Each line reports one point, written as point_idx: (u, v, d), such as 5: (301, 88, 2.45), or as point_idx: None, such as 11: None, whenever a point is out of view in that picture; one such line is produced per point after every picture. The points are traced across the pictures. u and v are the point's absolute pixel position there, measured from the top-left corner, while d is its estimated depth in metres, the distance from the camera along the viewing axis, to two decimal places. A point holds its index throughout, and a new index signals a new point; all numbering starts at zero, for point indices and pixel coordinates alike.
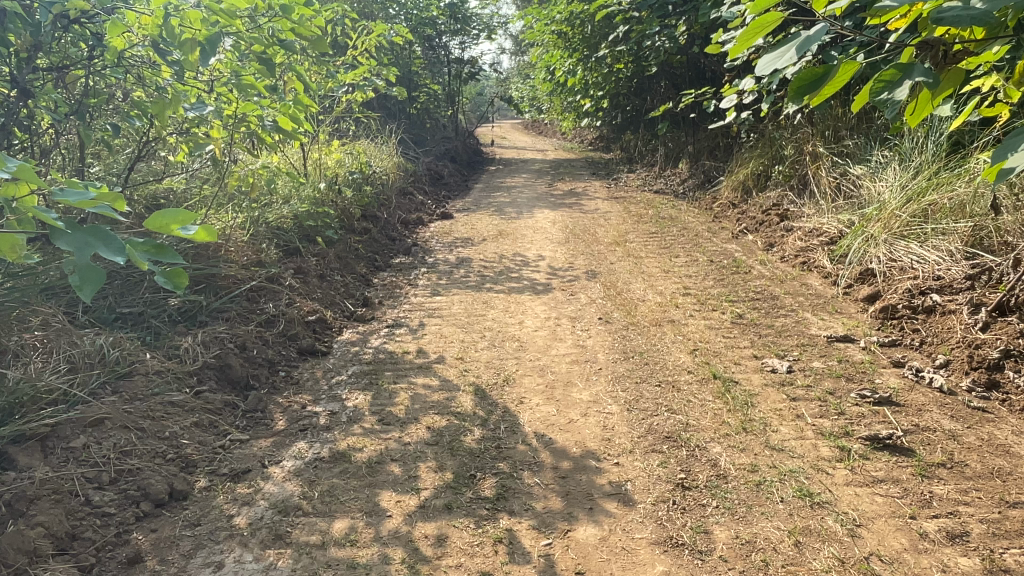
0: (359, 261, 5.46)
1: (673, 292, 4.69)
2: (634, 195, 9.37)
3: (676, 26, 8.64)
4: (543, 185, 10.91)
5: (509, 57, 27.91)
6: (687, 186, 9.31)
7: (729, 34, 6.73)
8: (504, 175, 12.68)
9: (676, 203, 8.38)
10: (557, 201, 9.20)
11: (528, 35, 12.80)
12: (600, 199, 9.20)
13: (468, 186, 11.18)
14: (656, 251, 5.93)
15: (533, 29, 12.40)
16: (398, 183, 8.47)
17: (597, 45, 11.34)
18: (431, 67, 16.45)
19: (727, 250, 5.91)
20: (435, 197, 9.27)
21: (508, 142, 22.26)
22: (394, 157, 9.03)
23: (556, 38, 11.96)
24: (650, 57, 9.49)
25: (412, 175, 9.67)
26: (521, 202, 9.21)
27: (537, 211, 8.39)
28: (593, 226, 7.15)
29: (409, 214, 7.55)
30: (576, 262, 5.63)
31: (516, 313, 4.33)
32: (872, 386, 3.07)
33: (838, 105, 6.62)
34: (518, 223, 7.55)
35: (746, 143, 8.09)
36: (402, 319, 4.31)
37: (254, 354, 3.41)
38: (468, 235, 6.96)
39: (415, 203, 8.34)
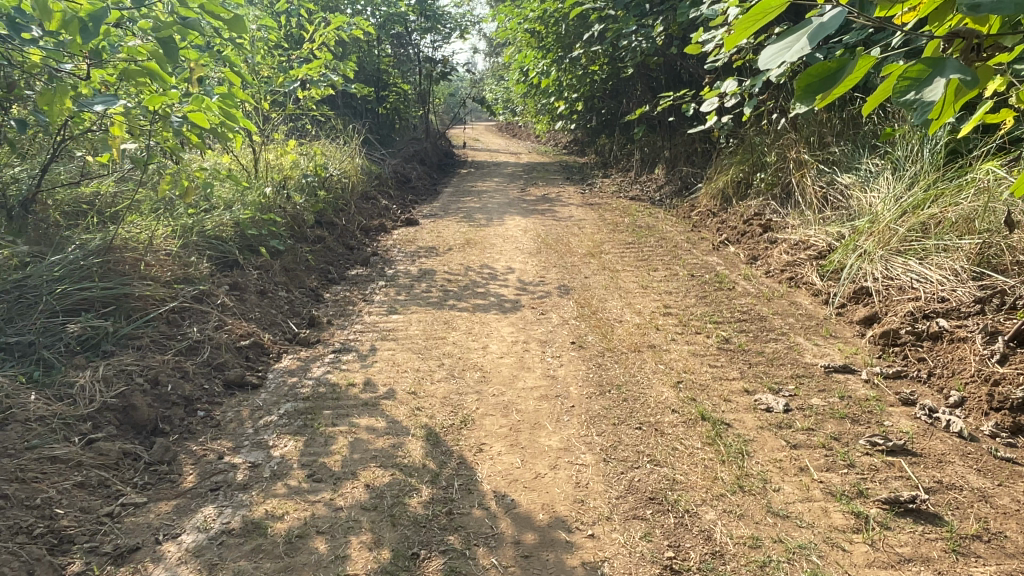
0: (310, 273, 4.96)
1: (652, 311, 4.27)
2: (610, 202, 8.99)
3: (653, 26, 8.28)
4: (515, 190, 10.49)
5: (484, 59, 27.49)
6: (665, 193, 8.96)
7: (709, 34, 6.37)
8: (476, 179, 12.24)
9: (653, 211, 8.02)
10: (528, 207, 8.78)
11: (500, 34, 12.38)
12: (574, 205, 8.80)
13: (437, 190, 10.70)
14: (633, 263, 5.52)
15: (505, 29, 11.99)
16: (361, 187, 7.96)
17: (572, 45, 10.96)
18: (402, 66, 15.94)
19: (708, 263, 5.53)
20: (401, 202, 8.78)
21: (481, 144, 21.81)
22: (356, 158, 8.51)
23: (529, 38, 11.56)
24: (627, 59, 9.12)
25: (377, 179, 9.17)
26: (491, 208, 8.77)
27: (508, 218, 7.96)
28: (567, 234, 6.73)
29: (370, 221, 7.06)
30: (548, 276, 5.20)
31: (480, 336, 3.88)
32: (883, 431, 2.68)
33: (823, 110, 6.30)
34: (487, 230, 7.10)
35: (726, 149, 7.75)
36: (351, 342, 3.83)
37: (168, 390, 2.91)
38: (433, 244, 6.49)
39: (378, 208, 7.84)
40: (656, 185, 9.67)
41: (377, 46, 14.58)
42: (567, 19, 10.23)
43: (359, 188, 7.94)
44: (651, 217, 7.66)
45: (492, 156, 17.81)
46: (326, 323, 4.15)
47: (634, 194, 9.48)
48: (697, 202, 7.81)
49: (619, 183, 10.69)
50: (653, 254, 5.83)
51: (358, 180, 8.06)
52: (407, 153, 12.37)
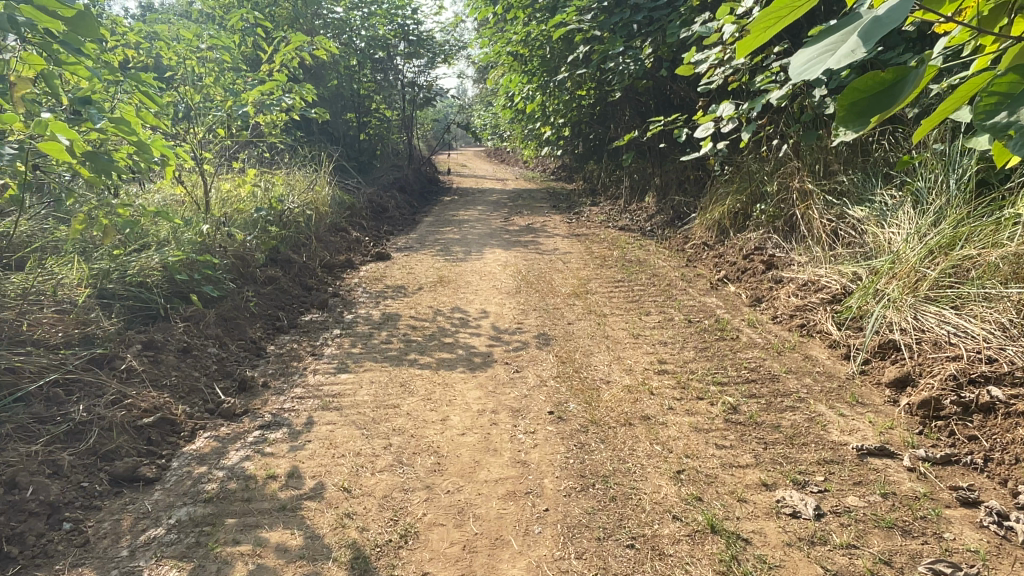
0: (253, 321, 4.34)
1: (645, 368, 3.66)
2: (597, 232, 8.43)
3: (642, 47, 7.79)
4: (498, 219, 9.93)
5: (471, 84, 27.21)
6: (656, 223, 8.41)
7: (703, 54, 5.85)
8: (458, 207, 11.69)
9: (643, 243, 7.46)
10: (510, 238, 8.21)
11: (483, 58, 11.92)
12: (559, 236, 8.23)
13: (415, 219, 10.14)
14: (622, 306, 4.93)
15: (488, 52, 11.53)
16: (328, 218, 7.36)
17: (557, 68, 10.48)
18: (384, 91, 15.47)
19: (706, 305, 4.94)
20: (374, 233, 8.18)
21: (468, 170, 21.37)
22: (325, 187, 7.91)
23: (512, 61, 11.09)
24: (614, 82, 8.63)
25: (350, 209, 8.58)
26: (471, 239, 8.19)
27: (488, 251, 7.38)
28: (550, 271, 6.15)
29: (335, 256, 6.45)
30: (526, 321, 4.59)
31: (441, 402, 3.25)
32: (945, 550, 2.08)
33: (827, 136, 5.79)
34: (464, 266, 6.51)
35: (721, 176, 7.22)
36: (286, 412, 3.20)
37: (26, 497, 2.27)
38: (403, 282, 5.88)
39: (347, 241, 7.24)
40: (646, 214, 9.13)
41: (358, 70, 14.11)
42: (552, 41, 9.76)
43: (327, 220, 7.34)
44: (641, 250, 7.09)
45: (477, 183, 17.32)
46: (262, 385, 3.53)
47: (623, 224, 8.93)
48: (690, 234, 7.26)
49: (608, 211, 10.16)
50: (645, 294, 5.25)
51: (326, 211, 7.46)
52: (386, 181, 11.83)
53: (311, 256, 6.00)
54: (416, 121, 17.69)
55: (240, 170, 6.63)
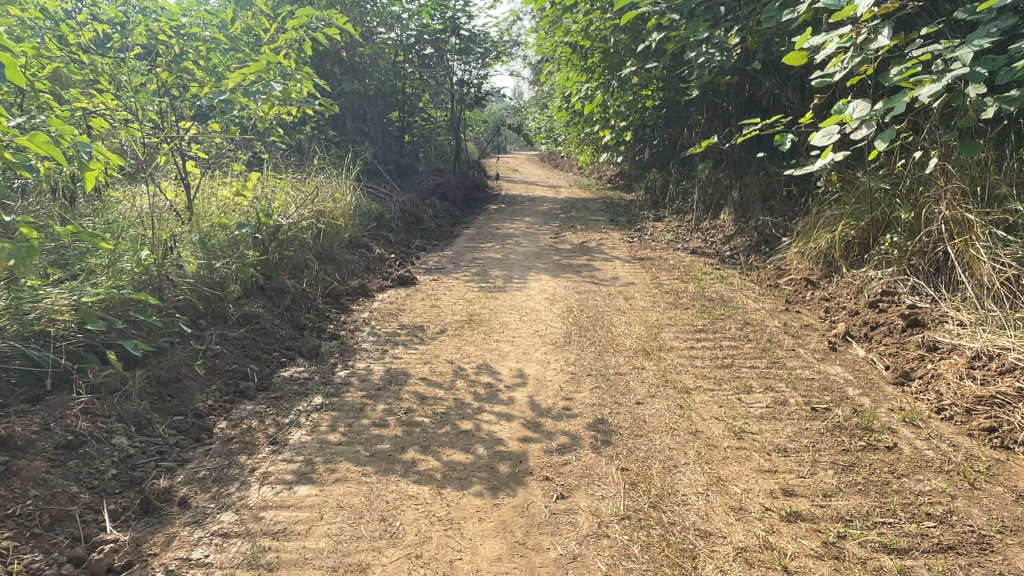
0: (206, 384, 3.21)
1: (764, 507, 2.33)
2: (665, 256, 7.07)
3: (729, 35, 6.42)
4: (547, 234, 8.67)
5: (527, 87, 26.05)
6: (738, 247, 7.00)
7: (822, 37, 4.44)
8: (503, 218, 10.49)
9: (723, 273, 6.07)
10: (561, 260, 6.94)
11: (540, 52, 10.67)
12: (619, 259, 6.92)
13: (454, 232, 8.98)
14: (711, 375, 3.59)
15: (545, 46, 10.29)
16: (342, 234, 6.21)
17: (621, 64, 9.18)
18: (432, 90, 14.42)
19: (830, 379, 3.57)
20: (400, 250, 7.01)
21: (520, 175, 20.18)
22: (347, 197, 6.79)
23: (570, 57, 9.84)
24: (692, 78, 7.24)
25: (375, 221, 7.44)
26: (513, 260, 6.96)
27: (533, 277, 6.12)
28: (610, 310, 4.86)
29: (343, 283, 5.27)
30: (578, 394, 3.31)
31: (436, 568, 2.01)
32: None
33: (991, 149, 4.32)
34: (501, 298, 5.26)
35: (828, 195, 5.77)
36: (190, 570, 2.02)
37: None
38: (423, 320, 4.68)
39: (364, 262, 6.08)
40: (723, 236, 7.72)
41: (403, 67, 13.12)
42: (617, 32, 8.45)
43: (342, 235, 6.19)
44: (723, 283, 5.71)
45: (528, 190, 16.08)
46: (178, 503, 2.37)
47: (695, 246, 7.55)
48: (786, 265, 5.84)
49: (675, 228, 8.77)
50: (740, 356, 3.90)
51: (342, 224, 6.31)
52: (426, 186, 10.72)
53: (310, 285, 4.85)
54: (466, 123, 16.60)
55: (243, 173, 5.70)
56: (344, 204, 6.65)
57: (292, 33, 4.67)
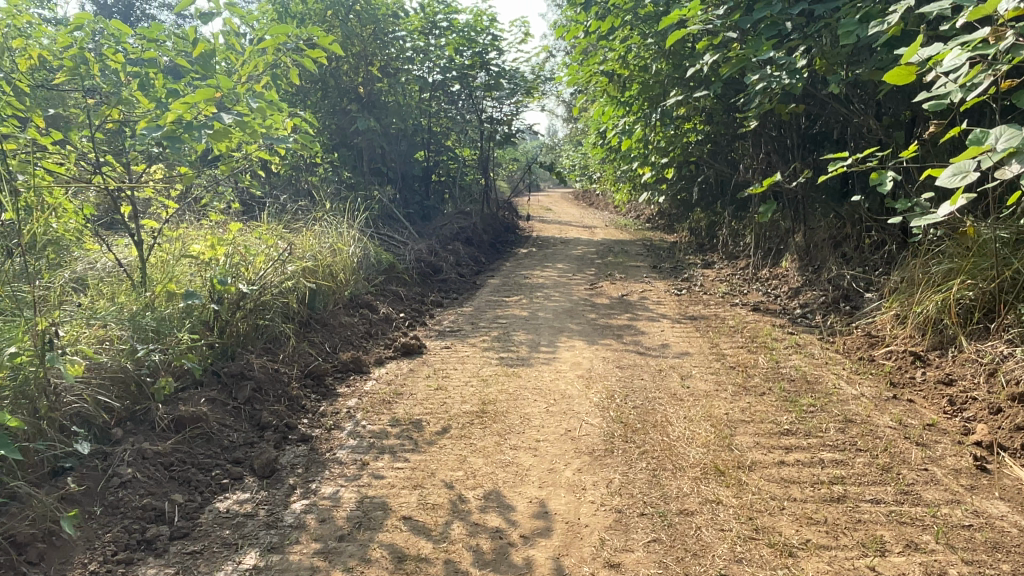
0: (95, 536, 2.33)
1: None
2: (721, 313, 5.99)
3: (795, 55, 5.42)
4: (582, 284, 7.67)
5: (560, 125, 25.42)
6: (811, 305, 5.88)
7: (940, 47, 3.39)
8: (533, 265, 9.54)
9: (799, 339, 4.96)
10: (597, 319, 5.92)
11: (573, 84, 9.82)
12: (667, 318, 5.87)
13: (477, 282, 8.05)
14: (820, 518, 2.51)
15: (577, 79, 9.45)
16: (336, 294, 5.29)
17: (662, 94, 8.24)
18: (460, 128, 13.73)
19: (998, 527, 2.45)
20: (411, 308, 6.05)
21: (553, 215, 19.30)
22: (348, 249, 5.89)
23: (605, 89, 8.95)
24: (749, 107, 6.25)
25: (383, 274, 6.52)
26: (542, 319, 5.96)
27: (564, 343, 5.10)
28: (663, 397, 3.79)
29: (327, 359, 4.32)
30: (627, 557, 2.25)
31: None
32: None
33: None
34: (524, 375, 4.24)
35: (933, 246, 4.66)
36: None
37: None
38: (423, 408, 3.68)
39: (363, 327, 5.13)
40: (790, 289, 6.60)
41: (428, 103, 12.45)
42: (658, 59, 7.52)
43: (335, 296, 5.27)
44: (801, 354, 4.60)
45: (561, 230, 15.13)
46: None
47: (757, 300, 6.45)
48: (882, 332, 4.70)
49: (729, 278, 7.67)
50: (852, 481, 2.80)
51: (337, 283, 5.39)
52: (450, 229, 9.87)
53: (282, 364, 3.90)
54: (497, 161, 15.85)
55: (218, 223, 5.00)
56: (345, 257, 5.74)
57: (264, 66, 3.94)
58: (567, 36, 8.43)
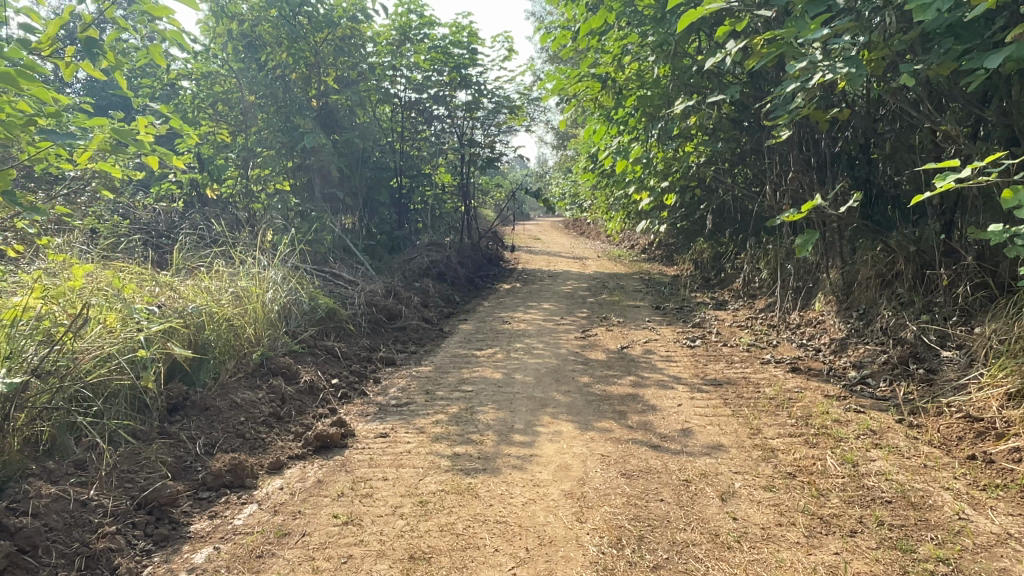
0: None
1: None
2: (752, 376, 4.61)
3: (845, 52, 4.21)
4: (573, 332, 6.28)
5: (549, 153, 24.39)
6: (869, 367, 4.52)
7: None
8: (515, 305, 8.17)
9: (871, 422, 3.60)
10: (592, 384, 4.53)
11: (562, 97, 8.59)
12: (682, 383, 4.48)
13: (447, 328, 6.66)
14: None
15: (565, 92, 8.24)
16: (233, 362, 3.87)
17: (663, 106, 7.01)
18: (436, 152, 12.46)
19: None
20: (346, 371, 4.61)
21: (542, 245, 18.06)
22: (263, 298, 4.47)
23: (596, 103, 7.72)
24: (779, 114, 4.98)
25: (316, 325, 5.09)
26: (519, 384, 4.56)
27: (548, 426, 3.70)
28: (701, 543, 2.38)
29: (186, 478, 2.89)
30: None
31: None
32: None
33: None
34: (486, 493, 2.82)
35: None
36: None
37: None
38: (315, 568, 2.27)
39: (267, 407, 3.70)
40: (834, 342, 5.24)
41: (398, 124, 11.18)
42: (660, 60, 6.29)
43: (229, 364, 3.85)
44: (885, 450, 3.22)
45: (550, 262, 13.80)
46: None
47: (794, 357, 5.09)
48: (990, 416, 3.35)
49: (750, 323, 6.31)
50: None
51: (235, 346, 3.97)
52: (418, 264, 8.49)
53: (95, 500, 2.49)
54: (480, 187, 14.62)
55: (62, 265, 3.71)
56: (256, 308, 4.33)
57: None
58: (552, 45, 7.24)
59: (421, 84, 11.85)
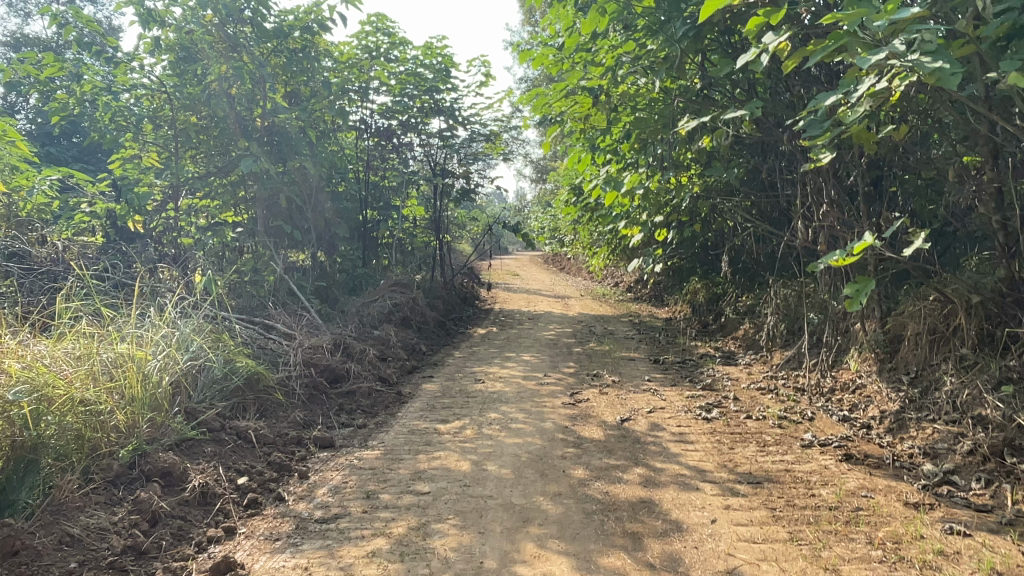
0: None
1: None
2: (797, 468, 3.53)
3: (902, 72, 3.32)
4: (559, 396, 5.14)
5: (529, 187, 23.60)
6: (949, 460, 3.47)
7: None
8: (491, 356, 7.04)
9: (995, 558, 2.51)
10: (589, 480, 3.40)
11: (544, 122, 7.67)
12: (708, 480, 3.37)
13: (407, 389, 5.49)
14: None
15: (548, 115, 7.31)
16: (79, 472, 2.72)
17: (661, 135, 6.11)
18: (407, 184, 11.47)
19: None
20: (260, 466, 3.44)
21: (522, 282, 17.02)
22: (146, 372, 3.30)
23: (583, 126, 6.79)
24: (815, 133, 4.02)
25: (226, 402, 3.91)
26: (491, 479, 3.41)
27: (532, 563, 2.55)
28: None
29: None
30: None
31: None
32: None
33: None
34: None
35: None
36: None
37: None
38: None
39: (120, 539, 2.54)
40: (887, 417, 4.19)
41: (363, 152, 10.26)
42: (660, 74, 5.35)
43: (71, 475, 2.71)
44: None
45: (531, 302, 12.73)
46: None
47: (840, 438, 4.02)
48: None
49: (772, 385, 5.25)
50: None
51: (84, 445, 2.82)
52: (378, 308, 7.34)
53: None
54: (455, 221, 13.63)
55: None
56: (130, 386, 3.16)
57: None
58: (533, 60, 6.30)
59: (390, 110, 10.88)
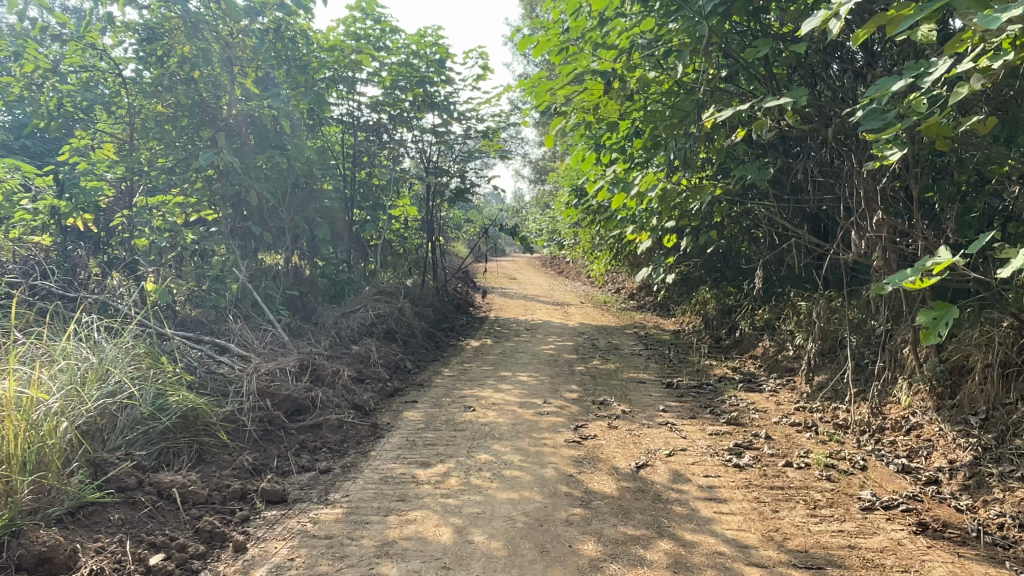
0: None
1: None
2: (863, 544, 2.81)
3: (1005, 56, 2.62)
4: (561, 431, 4.40)
5: (528, 188, 22.87)
6: None
7: None
8: (484, 375, 6.29)
9: None
10: (602, 560, 2.65)
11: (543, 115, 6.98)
12: (754, 563, 2.64)
13: (384, 418, 4.73)
14: None
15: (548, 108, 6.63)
16: None
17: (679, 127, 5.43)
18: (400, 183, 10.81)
19: None
20: (182, 537, 2.67)
21: (519, 287, 16.26)
22: (32, 422, 2.62)
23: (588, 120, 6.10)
24: (875, 125, 3.32)
25: (150, 449, 3.16)
26: (477, 558, 2.66)
27: None
28: None
29: None
30: None
31: None
32: None
33: None
34: None
35: None
36: None
37: None
38: None
39: None
40: (958, 471, 3.47)
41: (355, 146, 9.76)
42: (681, 58, 4.65)
43: None
44: None
45: (528, 309, 11.97)
46: None
47: (906, 498, 3.30)
48: None
49: (808, 420, 4.51)
50: None
51: None
52: (358, 320, 6.60)
53: None
54: (449, 223, 12.92)
55: None
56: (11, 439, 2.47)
57: None
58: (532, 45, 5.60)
59: (381, 104, 10.13)
